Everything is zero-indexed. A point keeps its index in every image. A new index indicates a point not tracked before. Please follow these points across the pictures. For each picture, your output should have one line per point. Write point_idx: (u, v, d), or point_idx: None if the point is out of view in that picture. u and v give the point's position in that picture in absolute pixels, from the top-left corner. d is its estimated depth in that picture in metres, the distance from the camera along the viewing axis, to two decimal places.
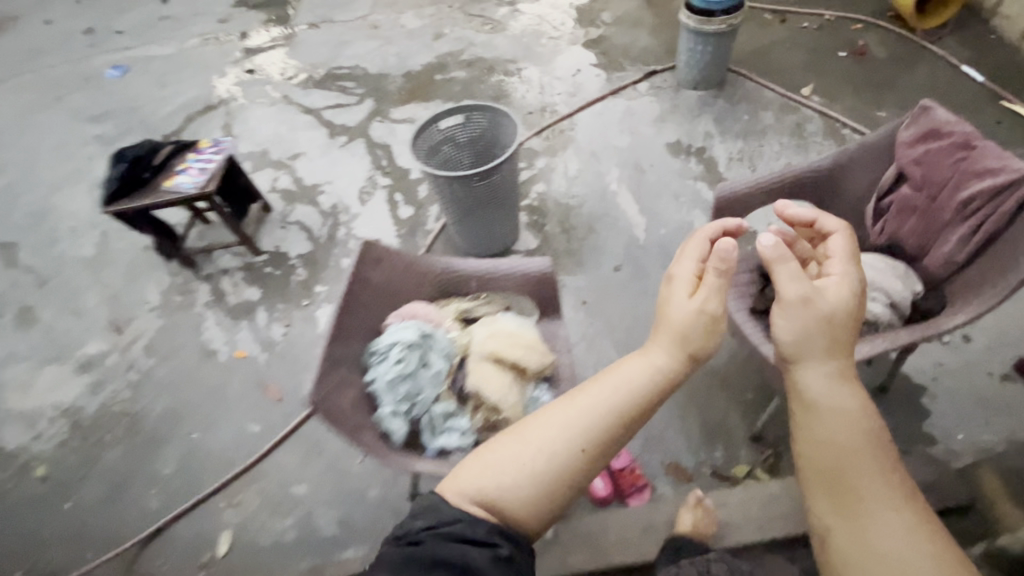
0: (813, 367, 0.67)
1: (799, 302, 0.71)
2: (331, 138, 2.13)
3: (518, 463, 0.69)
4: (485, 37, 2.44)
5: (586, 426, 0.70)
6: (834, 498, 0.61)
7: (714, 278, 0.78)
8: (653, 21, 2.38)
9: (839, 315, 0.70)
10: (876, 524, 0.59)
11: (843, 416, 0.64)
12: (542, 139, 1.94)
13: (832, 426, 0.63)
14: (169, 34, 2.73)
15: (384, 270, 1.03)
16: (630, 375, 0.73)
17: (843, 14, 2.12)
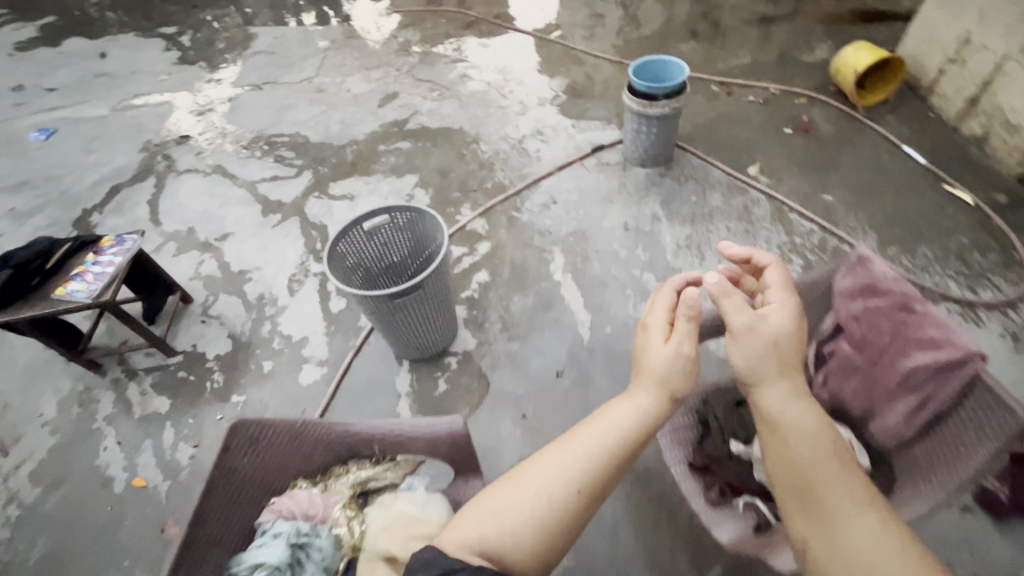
0: (771, 392, 0.76)
1: (757, 333, 0.79)
2: (264, 217, 2.05)
3: (513, 509, 0.73)
4: (431, 105, 2.46)
5: (580, 465, 0.76)
6: (810, 507, 0.68)
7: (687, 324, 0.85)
8: (601, 95, 2.38)
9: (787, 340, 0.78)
10: (846, 523, 0.65)
11: (802, 433, 0.72)
12: (485, 221, 1.87)
13: (796, 443, 0.72)
14: (126, 116, 2.76)
15: (259, 452, 0.77)
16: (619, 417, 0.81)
17: (786, 88, 2.13)
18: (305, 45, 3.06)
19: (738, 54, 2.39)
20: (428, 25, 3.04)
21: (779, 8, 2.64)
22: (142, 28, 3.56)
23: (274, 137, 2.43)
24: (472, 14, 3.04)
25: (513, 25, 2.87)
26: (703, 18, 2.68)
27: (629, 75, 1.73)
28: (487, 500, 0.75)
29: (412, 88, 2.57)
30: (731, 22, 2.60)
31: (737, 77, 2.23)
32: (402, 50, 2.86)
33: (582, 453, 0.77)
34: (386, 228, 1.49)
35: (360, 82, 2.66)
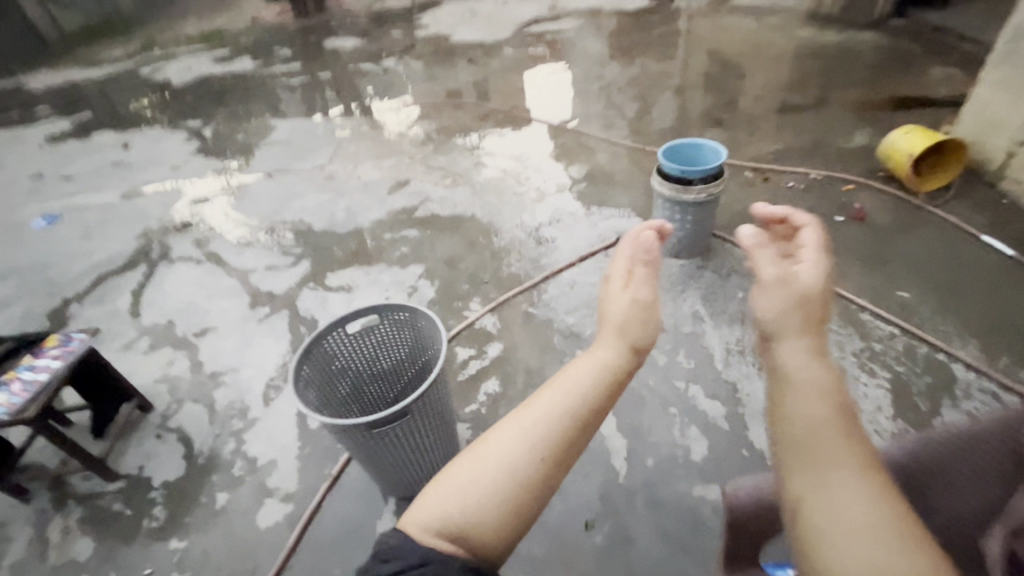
0: (782, 344, 0.67)
1: (774, 292, 0.75)
2: (251, 310, 1.84)
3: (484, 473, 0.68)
4: (444, 192, 2.32)
5: (551, 418, 0.72)
6: (804, 468, 0.57)
7: (660, 277, 0.86)
8: (624, 183, 2.22)
9: (807, 299, 0.72)
10: (845, 493, 0.53)
11: (816, 388, 0.62)
12: (497, 318, 1.62)
13: (805, 399, 0.61)
14: (134, 202, 2.70)
15: None
16: (588, 369, 0.77)
17: (830, 175, 1.94)
18: (322, 136, 3.06)
19: (768, 141, 2.25)
20: (445, 116, 3.04)
21: (806, 97, 2.55)
22: (170, 122, 3.67)
23: (276, 225, 2.30)
24: (489, 107, 3.04)
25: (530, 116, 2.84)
26: (726, 107, 2.60)
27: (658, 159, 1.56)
28: (447, 474, 0.69)
29: (424, 175, 2.46)
30: (757, 110, 2.51)
31: (772, 164, 2.07)
32: (417, 140, 2.82)
33: (551, 407, 0.73)
34: (374, 333, 1.25)
35: (372, 171, 2.57)
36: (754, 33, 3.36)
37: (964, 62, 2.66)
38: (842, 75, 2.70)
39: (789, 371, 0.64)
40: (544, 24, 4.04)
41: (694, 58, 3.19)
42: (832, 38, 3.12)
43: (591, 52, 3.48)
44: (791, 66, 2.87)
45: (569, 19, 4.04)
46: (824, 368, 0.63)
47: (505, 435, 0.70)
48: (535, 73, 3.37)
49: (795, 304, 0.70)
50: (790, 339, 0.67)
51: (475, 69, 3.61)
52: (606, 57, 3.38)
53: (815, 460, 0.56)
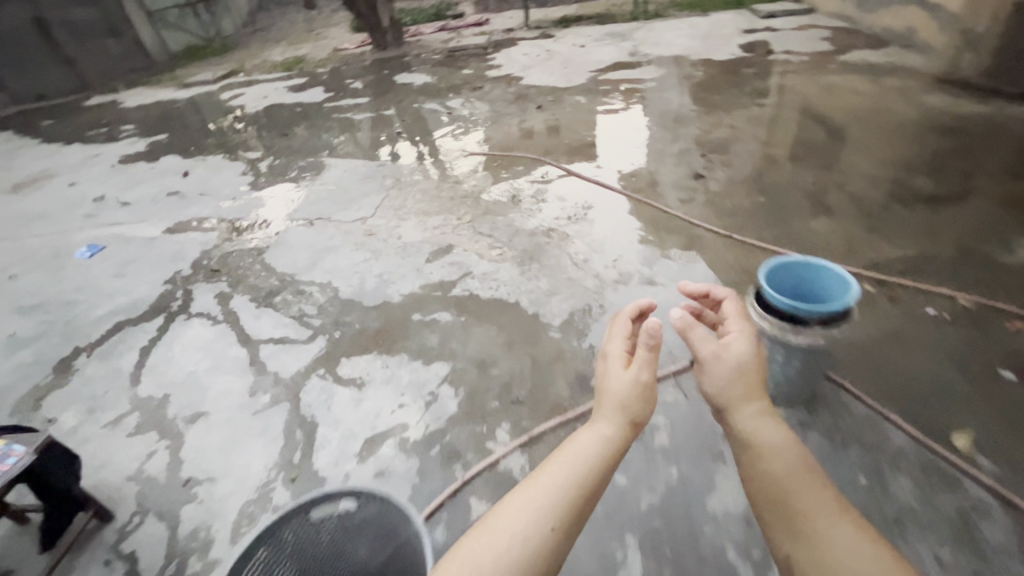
0: (742, 411, 0.97)
1: (722, 359, 1.04)
2: (250, 396, 1.61)
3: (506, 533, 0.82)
4: (488, 265, 2.04)
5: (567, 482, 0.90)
6: (801, 532, 0.79)
7: (645, 352, 1.05)
8: (702, 278, 1.84)
9: (746, 362, 1.03)
10: (839, 543, 0.75)
11: (771, 449, 0.90)
12: (524, 459, 1.30)
13: (771, 462, 0.88)
14: (176, 239, 2.61)
15: None
16: (591, 439, 0.96)
17: (986, 303, 1.51)
18: (371, 181, 2.88)
19: (896, 243, 1.80)
20: (504, 170, 2.77)
21: (945, 183, 2.06)
22: (233, 151, 3.66)
23: (303, 286, 2.10)
24: (552, 162, 2.74)
25: (597, 178, 2.51)
26: (838, 187, 2.15)
27: (761, 266, 1.19)
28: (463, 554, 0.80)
29: (471, 242, 2.19)
30: (879, 195, 2.05)
31: (903, 279, 1.65)
32: (469, 197, 2.56)
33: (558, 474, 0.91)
34: (350, 518, 0.96)
35: (415, 230, 2.33)
36: (870, 98, 2.89)
37: None
38: (992, 160, 2.19)
39: (754, 439, 0.93)
40: (623, 70, 3.73)
41: (795, 123, 2.76)
42: (974, 110, 2.59)
43: (673, 108, 3.12)
44: (921, 141, 2.38)
45: (651, 67, 3.71)
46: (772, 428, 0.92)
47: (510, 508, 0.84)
48: (608, 125, 3.04)
49: (739, 374, 1.01)
50: (747, 407, 0.97)
51: (543, 117, 3.35)
52: (690, 114, 3.02)
53: (802, 512, 0.82)
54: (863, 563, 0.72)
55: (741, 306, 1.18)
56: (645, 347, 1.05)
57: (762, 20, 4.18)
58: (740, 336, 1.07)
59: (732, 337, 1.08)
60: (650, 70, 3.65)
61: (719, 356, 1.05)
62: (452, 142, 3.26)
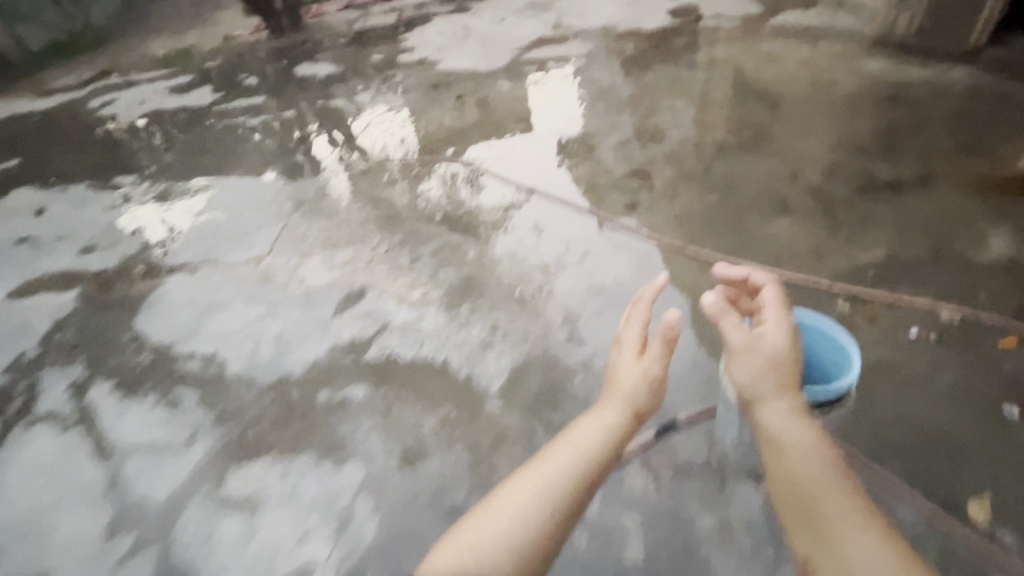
0: (770, 405, 1.00)
1: (754, 350, 1.06)
2: (106, 543, 1.26)
3: (507, 517, 1.07)
4: (408, 311, 1.70)
5: (571, 470, 1.12)
6: (820, 529, 0.89)
7: (658, 345, 1.19)
8: (660, 310, 1.62)
9: (779, 354, 1.04)
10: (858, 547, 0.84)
11: (802, 449, 0.95)
12: None
13: (798, 462, 0.94)
14: (21, 306, 2.10)
15: None
16: (593, 433, 1.16)
17: (972, 313, 1.34)
18: (267, 205, 2.43)
19: (864, 244, 1.62)
20: (422, 177, 2.38)
21: (902, 169, 1.92)
22: (99, 176, 3.06)
23: (182, 362, 1.69)
24: (477, 164, 2.38)
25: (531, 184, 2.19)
26: (792, 180, 1.96)
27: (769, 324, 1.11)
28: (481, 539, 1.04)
29: (389, 281, 1.84)
30: (838, 188, 1.87)
31: (878, 290, 1.46)
32: (384, 218, 2.18)
33: (563, 467, 1.12)
34: None
35: (322, 271, 1.96)
36: (809, 66, 2.71)
37: None
38: (944, 137, 2.06)
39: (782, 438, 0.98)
40: (550, 46, 3.37)
41: (739, 100, 2.54)
42: (917, 77, 2.46)
43: (606, 89, 2.82)
44: (869, 119, 2.23)
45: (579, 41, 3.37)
46: (803, 428, 0.97)
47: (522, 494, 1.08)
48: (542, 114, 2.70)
49: (773, 366, 1.03)
50: (777, 404, 0.99)
51: (465, 107, 2.95)
52: (626, 96, 2.73)
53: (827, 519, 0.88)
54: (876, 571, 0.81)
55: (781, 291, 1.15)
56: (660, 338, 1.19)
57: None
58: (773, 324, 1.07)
59: (768, 325, 1.08)
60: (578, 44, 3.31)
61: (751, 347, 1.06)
62: (365, 137, 2.84)
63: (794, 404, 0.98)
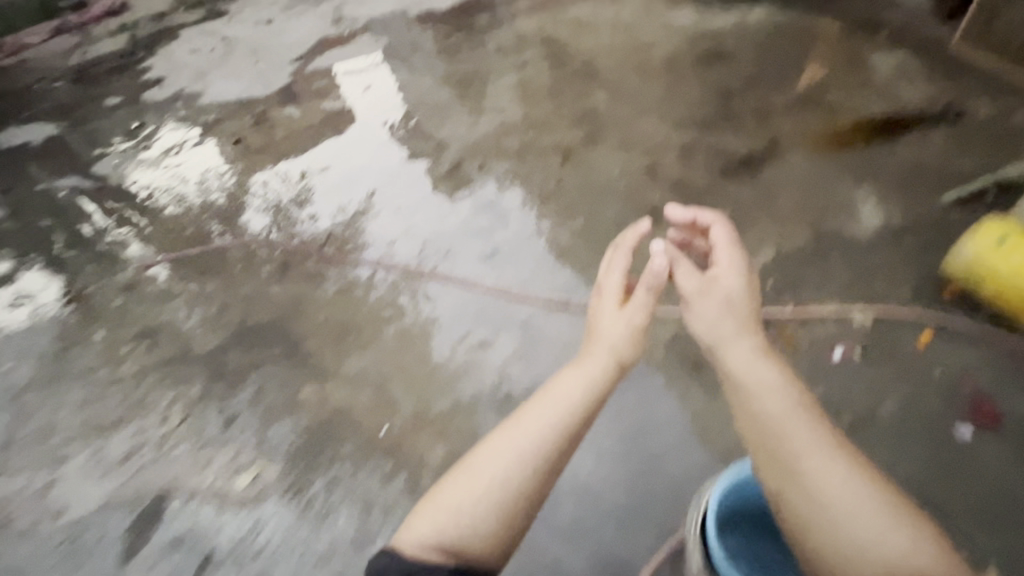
0: (727, 347, 0.92)
1: (707, 300, 1.01)
2: None
3: (484, 479, 0.88)
4: (249, 513, 1.25)
5: (552, 433, 0.90)
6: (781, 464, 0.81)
7: (646, 298, 1.04)
8: None
9: (736, 296, 1.00)
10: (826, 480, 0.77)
11: (763, 387, 0.87)
12: None
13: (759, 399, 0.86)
14: None
15: None
16: (577, 387, 0.95)
17: (884, 310, 1.22)
18: None
19: (751, 242, 1.42)
20: (203, 277, 1.75)
21: (749, 138, 1.78)
22: None
23: None
24: (278, 236, 1.82)
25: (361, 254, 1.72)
26: (650, 177, 1.75)
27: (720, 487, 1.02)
28: (445, 497, 0.88)
29: (200, 473, 1.31)
30: (698, 179, 1.70)
31: (785, 303, 1.28)
32: (166, 357, 1.57)
33: (542, 425, 0.91)
34: None
35: (90, 484, 1.34)
36: (620, 29, 2.50)
37: (901, 35, 2.05)
38: (774, 88, 1.96)
39: (742, 377, 0.89)
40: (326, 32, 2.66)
41: (565, 85, 2.25)
42: (723, 23, 2.37)
43: (415, 92, 2.33)
44: (698, 82, 2.08)
45: (357, 17, 2.73)
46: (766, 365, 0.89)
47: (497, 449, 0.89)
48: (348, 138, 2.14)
49: (730, 306, 0.99)
50: (739, 344, 0.92)
51: (232, 139, 2.22)
52: (438, 99, 2.28)
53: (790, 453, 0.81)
54: (851, 506, 0.75)
55: (733, 229, 1.09)
56: (648, 294, 1.04)
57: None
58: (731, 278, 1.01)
59: (722, 271, 1.04)
60: (363, 24, 2.67)
61: (712, 309, 1.00)
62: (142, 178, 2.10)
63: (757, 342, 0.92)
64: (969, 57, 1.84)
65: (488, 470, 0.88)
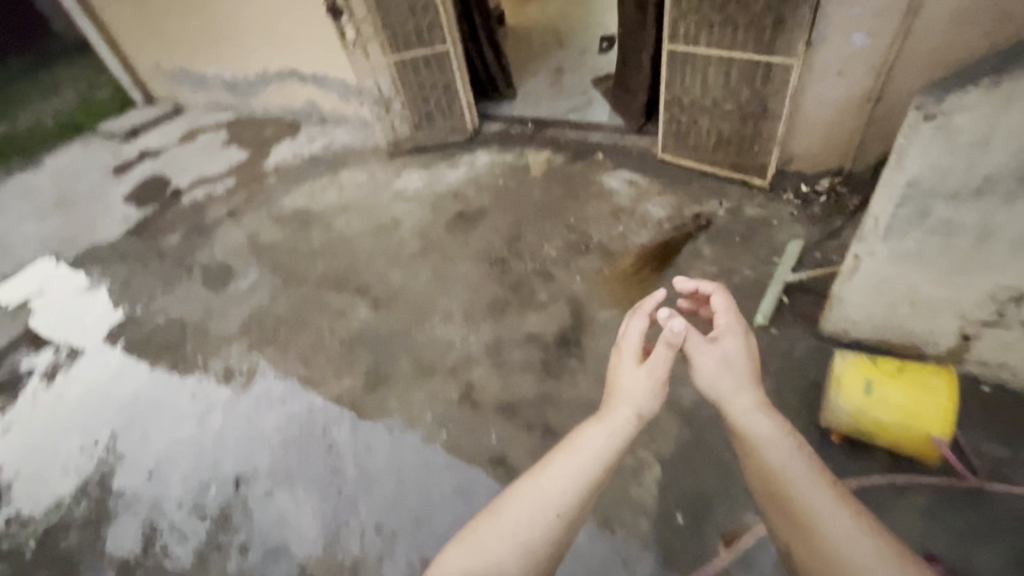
0: (734, 402, 0.89)
1: (710, 357, 0.95)
2: None
3: (511, 525, 0.77)
4: None
5: (583, 482, 0.82)
6: (787, 516, 0.76)
7: (664, 350, 0.92)
8: None
9: (738, 359, 0.94)
10: (838, 535, 0.71)
11: (770, 443, 0.82)
12: None
13: (767, 461, 0.81)
14: None
15: None
16: (603, 437, 0.87)
17: None
18: None
19: None
20: None
21: (545, 309, 1.57)
22: None
23: None
24: None
25: (148, 525, 1.34)
26: (467, 407, 1.38)
27: None
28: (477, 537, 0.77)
29: None
30: (520, 387, 1.40)
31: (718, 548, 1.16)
32: None
33: (568, 471, 0.83)
34: None
35: None
36: (352, 212, 2.20)
37: (615, 150, 2.16)
38: (541, 238, 1.82)
39: (748, 433, 0.84)
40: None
41: (312, 306, 1.80)
42: (456, 177, 2.25)
43: (124, 392, 1.67)
44: (465, 253, 1.84)
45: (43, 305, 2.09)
46: (772, 420, 0.85)
47: (526, 494, 0.81)
48: (89, 393, 1.70)
49: (734, 367, 0.93)
50: (743, 400, 0.88)
51: None
52: (156, 392, 1.65)
53: (795, 503, 0.76)
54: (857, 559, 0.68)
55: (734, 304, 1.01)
56: (665, 346, 0.92)
57: (152, 156, 2.95)
58: (734, 337, 0.95)
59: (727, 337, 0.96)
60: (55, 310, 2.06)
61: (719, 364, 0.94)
62: None
63: (757, 398, 0.88)
64: (680, 161, 1.97)
65: (513, 513, 0.79)
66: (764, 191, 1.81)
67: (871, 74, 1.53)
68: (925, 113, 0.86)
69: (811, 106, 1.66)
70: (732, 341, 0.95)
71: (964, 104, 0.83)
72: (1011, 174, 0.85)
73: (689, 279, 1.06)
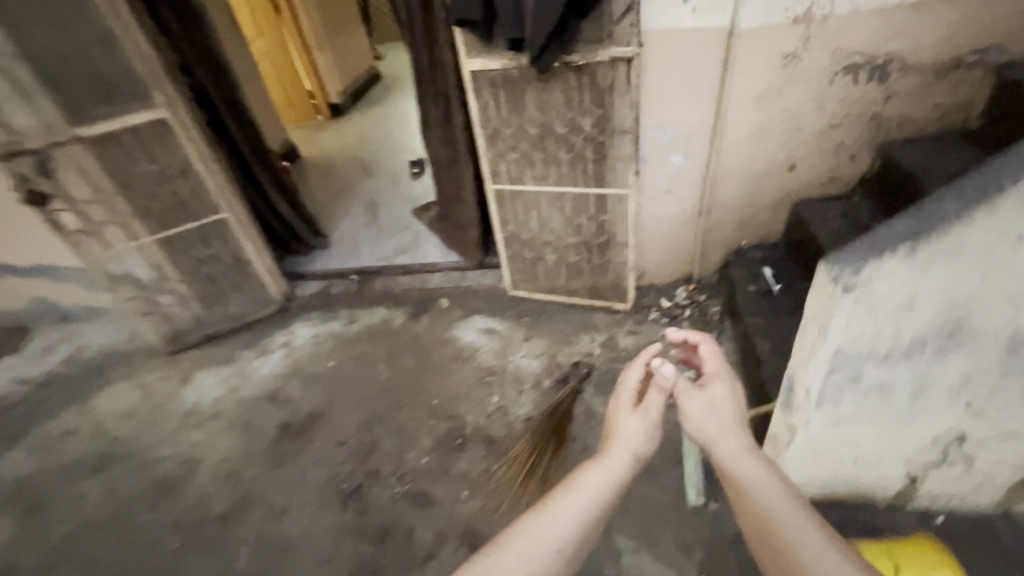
0: (723, 447, 0.75)
1: (701, 402, 0.80)
2: None
3: None
4: None
5: (566, 541, 0.69)
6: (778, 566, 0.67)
7: (655, 397, 0.79)
8: None
9: (734, 407, 0.80)
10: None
11: (747, 486, 0.71)
12: None
13: (752, 502, 0.70)
14: None
15: None
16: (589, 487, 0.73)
17: None
18: None
19: None
20: None
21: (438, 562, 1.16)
22: None
23: None
24: None
25: None
26: None
27: None
28: None
29: None
30: None
31: None
32: None
33: (553, 531, 0.69)
34: None
35: None
36: (117, 465, 1.51)
37: (460, 294, 1.88)
38: (404, 441, 1.41)
39: (731, 474, 0.73)
40: None
41: None
42: (269, 371, 1.73)
43: None
44: (301, 495, 1.33)
45: None
46: (753, 458, 0.73)
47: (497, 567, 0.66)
48: None
49: (722, 413, 0.79)
50: (729, 441, 0.75)
51: None
52: None
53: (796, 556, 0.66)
54: None
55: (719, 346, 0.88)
56: (656, 391, 0.79)
57: None
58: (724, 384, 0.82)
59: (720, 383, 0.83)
60: None
61: (707, 410, 0.79)
62: None
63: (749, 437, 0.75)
64: (535, 294, 1.76)
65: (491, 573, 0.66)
66: (630, 315, 1.66)
67: (697, 188, 1.51)
68: (844, 285, 0.71)
69: (650, 224, 1.59)
70: (723, 387, 0.82)
71: (882, 272, 0.69)
72: (939, 331, 0.74)
73: (678, 330, 0.92)
